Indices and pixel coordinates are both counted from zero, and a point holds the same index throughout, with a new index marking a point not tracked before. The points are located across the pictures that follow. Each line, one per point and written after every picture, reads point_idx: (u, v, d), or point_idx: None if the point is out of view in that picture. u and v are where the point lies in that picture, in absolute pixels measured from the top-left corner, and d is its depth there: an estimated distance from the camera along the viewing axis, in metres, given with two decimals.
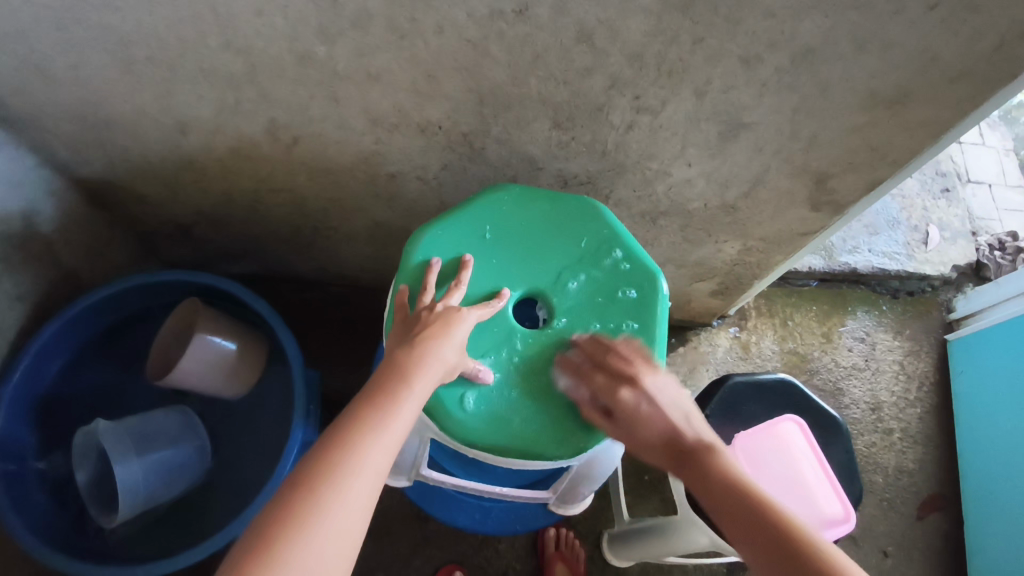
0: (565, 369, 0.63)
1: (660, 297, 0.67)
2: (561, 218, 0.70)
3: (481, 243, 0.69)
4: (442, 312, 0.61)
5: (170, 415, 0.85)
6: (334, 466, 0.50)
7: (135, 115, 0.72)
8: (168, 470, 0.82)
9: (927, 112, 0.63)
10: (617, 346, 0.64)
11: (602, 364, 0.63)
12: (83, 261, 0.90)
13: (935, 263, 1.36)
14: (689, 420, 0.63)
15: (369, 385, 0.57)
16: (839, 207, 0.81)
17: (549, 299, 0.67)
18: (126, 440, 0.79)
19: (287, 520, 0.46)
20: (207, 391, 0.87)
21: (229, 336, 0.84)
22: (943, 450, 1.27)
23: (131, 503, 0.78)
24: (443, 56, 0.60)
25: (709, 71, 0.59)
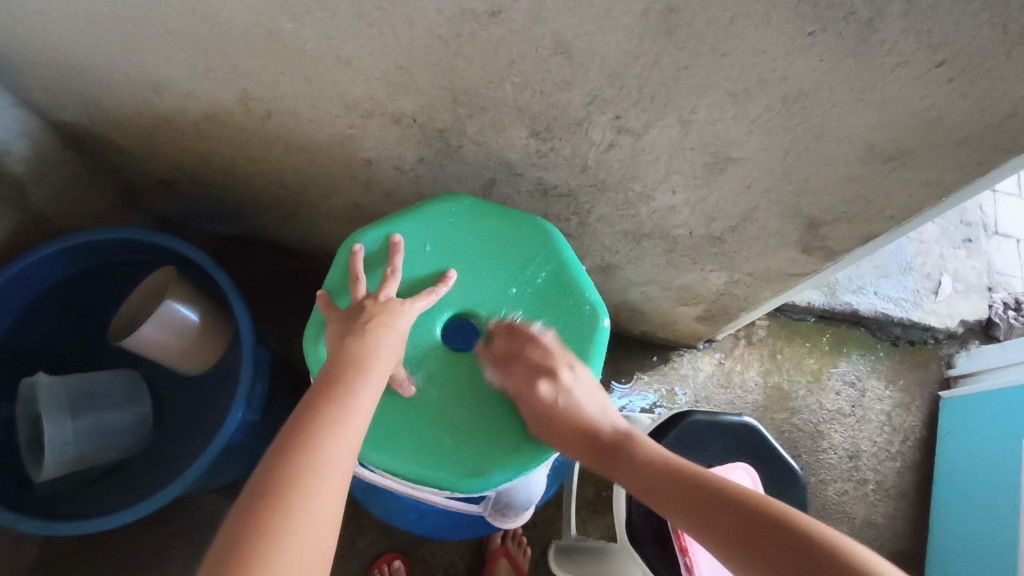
0: (489, 363, 0.66)
1: (599, 332, 0.66)
2: (507, 241, 0.69)
3: (422, 255, 0.68)
4: (380, 307, 0.61)
5: (112, 379, 0.87)
6: (300, 467, 0.47)
7: (106, 68, 0.69)
8: (101, 433, 0.84)
9: (930, 173, 0.57)
10: (537, 338, 0.67)
11: (521, 357, 0.66)
12: (56, 206, 0.89)
13: (941, 316, 1.30)
14: (607, 413, 0.68)
15: (320, 381, 0.54)
16: (832, 253, 0.76)
17: (482, 320, 0.68)
18: (64, 399, 0.81)
19: (261, 533, 0.42)
20: (163, 359, 0.86)
21: (191, 305, 0.83)
22: (917, 508, 1.22)
23: (59, 461, 0.79)
24: (414, 49, 0.56)
25: (695, 101, 0.55)
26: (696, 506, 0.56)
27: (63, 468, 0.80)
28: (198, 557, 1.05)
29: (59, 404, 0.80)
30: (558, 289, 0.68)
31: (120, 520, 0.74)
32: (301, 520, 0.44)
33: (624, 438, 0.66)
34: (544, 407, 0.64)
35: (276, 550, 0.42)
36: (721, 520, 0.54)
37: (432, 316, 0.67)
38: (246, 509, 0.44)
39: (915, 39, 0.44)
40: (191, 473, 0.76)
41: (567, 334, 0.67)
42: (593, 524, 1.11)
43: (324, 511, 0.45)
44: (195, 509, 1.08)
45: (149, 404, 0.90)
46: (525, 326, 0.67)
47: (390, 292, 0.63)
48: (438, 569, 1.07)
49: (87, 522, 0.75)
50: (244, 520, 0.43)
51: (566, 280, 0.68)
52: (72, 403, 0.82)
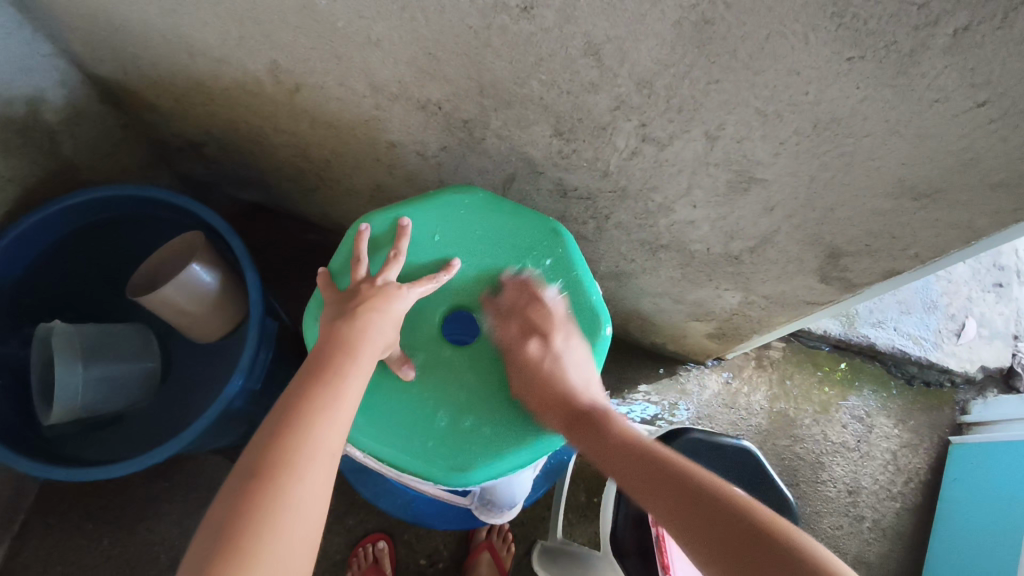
0: (489, 310, 0.69)
1: (600, 341, 0.66)
2: (519, 240, 0.69)
3: (430, 245, 0.68)
4: (380, 290, 0.61)
5: (127, 334, 0.89)
6: (290, 447, 0.47)
7: (143, 26, 0.70)
8: (109, 384, 0.85)
9: (959, 215, 0.56)
10: (541, 298, 0.68)
11: (522, 313, 0.68)
12: (85, 157, 0.90)
13: (961, 358, 1.27)
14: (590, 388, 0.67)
15: (310, 364, 0.54)
16: (851, 285, 0.74)
17: (482, 315, 0.67)
18: (77, 346, 0.83)
19: (254, 509, 0.43)
20: (176, 322, 0.86)
21: (210, 270, 0.83)
22: (913, 552, 1.19)
23: (65, 408, 0.81)
24: (444, 37, 0.56)
25: (722, 116, 0.54)
26: (652, 482, 0.55)
27: (70, 415, 0.82)
28: (188, 515, 1.07)
29: (74, 351, 0.82)
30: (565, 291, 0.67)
31: (118, 471, 0.76)
32: (292, 505, 0.44)
33: (599, 413, 0.65)
34: (530, 363, 0.66)
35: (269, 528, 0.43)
36: (669, 494, 0.53)
37: (435, 306, 0.68)
38: (236, 493, 0.44)
39: (957, 75, 0.42)
40: (188, 434, 0.77)
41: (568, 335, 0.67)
42: (580, 529, 1.10)
43: (313, 493, 0.46)
44: (190, 468, 1.10)
45: (157, 362, 0.91)
46: (535, 283, 0.68)
47: (392, 275, 0.63)
48: (421, 554, 1.08)
49: (87, 471, 0.76)
50: (236, 500, 0.44)
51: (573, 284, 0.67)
52: (85, 351, 0.83)
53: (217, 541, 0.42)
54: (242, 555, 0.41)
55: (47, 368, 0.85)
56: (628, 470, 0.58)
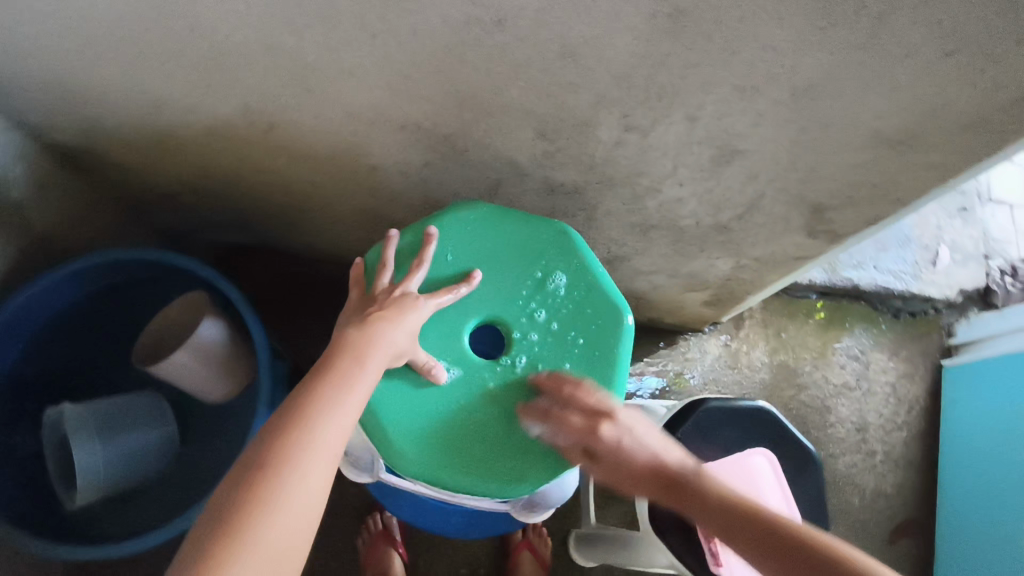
0: (532, 416, 0.64)
1: (624, 330, 0.67)
2: (528, 246, 0.70)
3: (443, 266, 0.69)
4: (397, 301, 0.63)
5: (139, 401, 0.86)
6: (290, 443, 0.51)
7: (104, 89, 0.68)
8: (129, 456, 0.84)
9: (935, 157, 0.58)
10: (586, 386, 0.64)
11: (572, 401, 0.63)
12: (57, 228, 0.88)
13: (941, 286, 1.32)
14: (664, 443, 0.66)
15: (320, 365, 0.57)
16: (837, 236, 0.77)
17: (505, 327, 0.68)
18: (91, 426, 0.80)
19: (251, 499, 0.48)
20: (184, 382, 0.85)
21: (211, 322, 0.82)
22: (925, 476, 1.24)
23: (90, 487, 0.80)
24: (419, 59, 0.56)
25: (702, 97, 0.55)
26: (761, 542, 0.57)
27: (94, 492, 0.81)
28: None
29: (88, 431, 0.80)
30: (582, 290, 0.69)
31: (152, 541, 0.75)
32: (281, 504, 0.48)
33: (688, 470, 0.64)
34: (604, 448, 0.63)
35: (263, 520, 0.47)
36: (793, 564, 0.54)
37: (458, 322, 0.68)
38: (236, 484, 0.49)
39: (924, 29, 0.44)
40: None
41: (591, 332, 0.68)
42: (611, 510, 1.12)
43: (306, 494, 0.49)
44: None
45: (173, 425, 0.88)
46: (569, 378, 0.64)
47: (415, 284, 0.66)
48: (461, 563, 1.09)
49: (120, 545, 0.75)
50: (239, 484, 0.49)
51: (589, 285, 0.69)
52: (99, 429, 0.81)
53: (218, 523, 0.47)
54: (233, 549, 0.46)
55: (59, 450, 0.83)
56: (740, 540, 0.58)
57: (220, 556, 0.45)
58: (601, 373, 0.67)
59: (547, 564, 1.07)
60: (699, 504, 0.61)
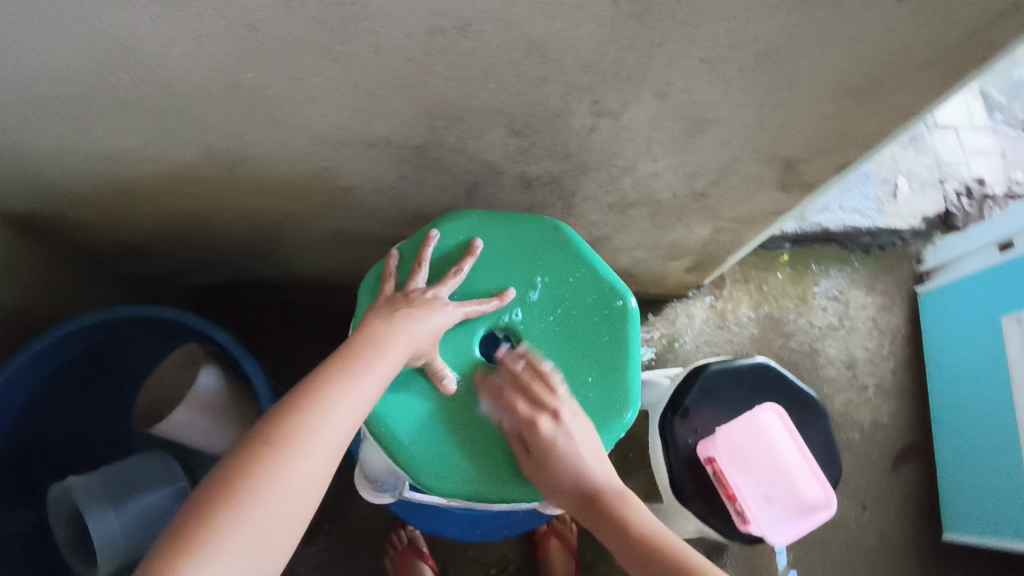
0: (486, 394, 0.66)
1: (631, 312, 0.69)
2: (523, 247, 0.72)
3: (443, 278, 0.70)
4: (424, 302, 0.64)
5: (147, 462, 0.84)
6: (298, 424, 0.51)
7: (57, 150, 0.66)
8: (147, 518, 0.81)
9: (898, 98, 0.60)
10: (545, 374, 0.66)
11: (524, 386, 0.65)
12: (26, 300, 0.85)
13: (904, 217, 1.36)
14: (602, 463, 0.65)
15: (348, 344, 0.58)
16: (810, 187, 0.79)
17: (513, 331, 0.69)
18: (100, 493, 0.79)
19: (254, 470, 0.48)
20: (190, 437, 0.84)
21: (209, 373, 0.83)
22: (916, 400, 1.29)
23: (111, 556, 0.78)
24: (385, 75, 0.55)
25: (670, 74, 0.56)
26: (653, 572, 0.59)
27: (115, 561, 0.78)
28: None
29: (98, 500, 0.78)
30: (584, 282, 0.70)
31: None
32: (282, 469, 0.49)
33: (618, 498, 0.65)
34: (537, 445, 0.63)
35: (258, 492, 0.48)
36: None
37: (468, 331, 0.68)
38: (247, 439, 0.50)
39: None
40: None
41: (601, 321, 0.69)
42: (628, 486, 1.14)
43: (311, 464, 0.50)
44: None
45: (185, 480, 0.85)
46: (534, 359, 0.67)
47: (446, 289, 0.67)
48: (490, 562, 1.10)
49: None
50: (244, 452, 0.49)
51: (591, 278, 0.71)
52: (110, 495, 0.79)
53: (222, 473, 0.49)
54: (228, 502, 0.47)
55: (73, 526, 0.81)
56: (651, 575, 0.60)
57: (218, 506, 0.47)
58: (612, 355, 0.68)
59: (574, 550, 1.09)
60: (618, 530, 0.63)
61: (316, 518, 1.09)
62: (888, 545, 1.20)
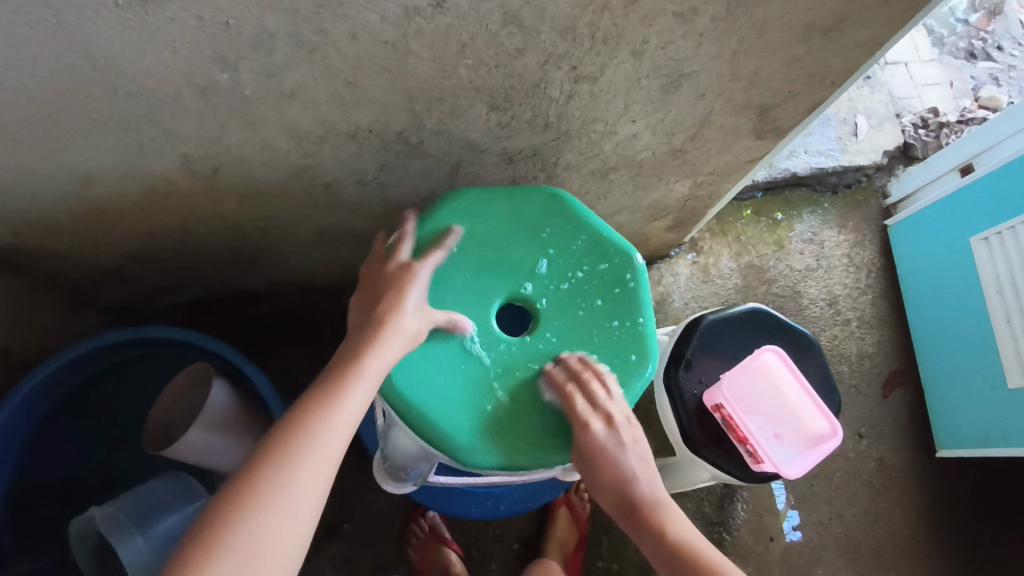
0: (549, 386, 0.66)
1: (639, 270, 0.71)
2: (525, 218, 0.72)
3: (451, 257, 0.70)
4: (404, 280, 0.66)
5: (163, 485, 0.84)
6: (290, 450, 0.53)
7: (26, 178, 0.63)
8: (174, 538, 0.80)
9: (864, 33, 0.62)
10: (604, 379, 0.67)
11: (581, 384, 0.65)
12: (9, 337, 0.82)
13: (866, 153, 1.40)
14: (646, 477, 0.68)
15: (335, 361, 0.61)
16: (783, 131, 0.81)
17: (527, 301, 0.70)
18: (124, 518, 0.77)
19: (251, 496, 0.50)
20: (203, 453, 0.83)
21: (219, 389, 0.82)
22: (897, 328, 1.34)
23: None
24: (362, 62, 0.55)
25: (645, 32, 0.57)
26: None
27: None
28: None
29: (123, 524, 0.76)
30: (589, 246, 0.72)
31: None
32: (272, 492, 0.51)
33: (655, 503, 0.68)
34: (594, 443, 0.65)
35: (251, 521, 0.50)
36: None
37: (483, 305, 0.69)
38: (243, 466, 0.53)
39: None
40: None
41: (612, 279, 0.71)
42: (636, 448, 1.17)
43: (304, 483, 0.52)
44: None
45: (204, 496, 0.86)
46: (594, 361, 0.67)
47: (420, 280, 0.67)
48: (512, 538, 1.11)
49: None
50: (240, 481, 0.52)
51: (596, 241, 0.72)
52: (134, 519, 0.78)
53: (221, 500, 0.51)
54: (225, 526, 0.49)
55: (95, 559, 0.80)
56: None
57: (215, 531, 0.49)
58: (627, 312, 0.70)
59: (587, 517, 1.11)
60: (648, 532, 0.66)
61: (334, 519, 1.08)
62: (887, 468, 1.25)
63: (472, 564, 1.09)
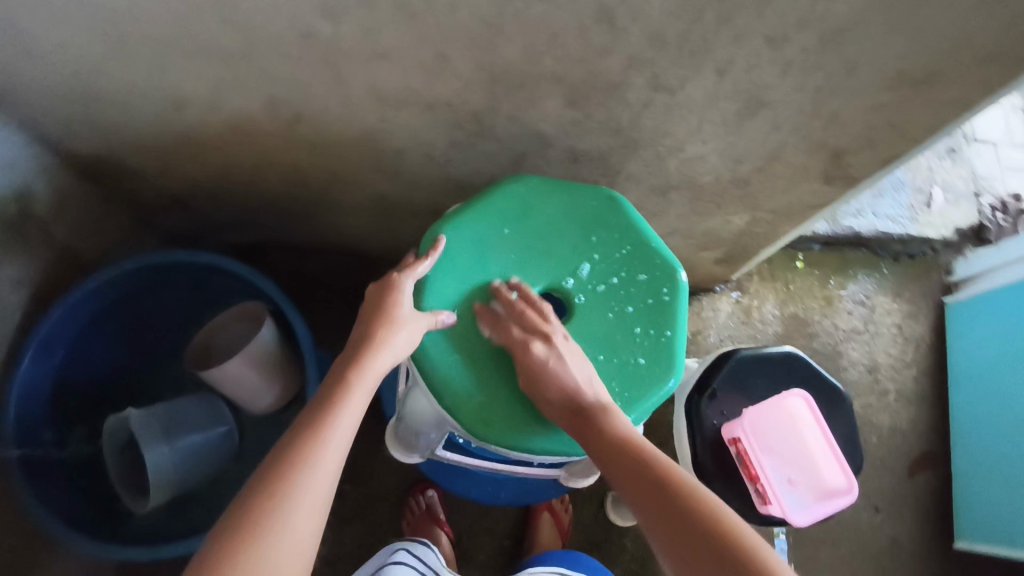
0: (485, 322, 0.68)
1: (681, 287, 0.72)
2: (579, 214, 0.74)
3: (501, 239, 0.72)
4: (394, 288, 0.66)
5: (197, 404, 0.92)
6: (295, 466, 0.52)
7: (128, 93, 0.68)
8: (194, 454, 0.89)
9: (955, 91, 0.61)
10: (539, 305, 0.68)
11: (519, 316, 0.67)
12: (79, 240, 0.88)
13: (937, 226, 1.36)
14: (593, 384, 0.65)
15: (332, 378, 0.61)
16: (854, 181, 0.79)
17: (565, 294, 0.72)
18: (157, 428, 0.86)
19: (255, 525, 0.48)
20: (238, 386, 0.88)
21: (267, 326, 0.85)
22: (936, 410, 1.29)
23: (161, 488, 0.85)
24: (455, 34, 0.57)
25: (733, 51, 0.57)
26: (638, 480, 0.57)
27: (163, 493, 0.85)
28: None
29: (154, 433, 0.86)
30: (636, 254, 0.73)
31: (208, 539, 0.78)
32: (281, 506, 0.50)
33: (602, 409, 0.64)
34: (532, 363, 0.65)
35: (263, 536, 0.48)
36: (654, 490, 0.56)
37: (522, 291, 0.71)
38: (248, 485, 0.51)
39: None
40: None
41: (649, 290, 0.72)
42: None
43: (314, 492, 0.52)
44: None
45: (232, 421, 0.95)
46: (529, 290, 0.69)
47: (408, 292, 0.67)
48: (504, 534, 1.11)
49: (181, 543, 0.79)
50: (238, 513, 0.49)
51: (643, 250, 0.73)
52: (164, 430, 0.87)
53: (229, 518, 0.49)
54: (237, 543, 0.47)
55: (119, 456, 0.89)
56: (641, 488, 0.57)
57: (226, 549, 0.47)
58: (659, 324, 0.70)
59: (567, 529, 1.10)
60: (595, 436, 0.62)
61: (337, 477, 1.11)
62: (898, 548, 1.20)
63: (460, 551, 1.10)
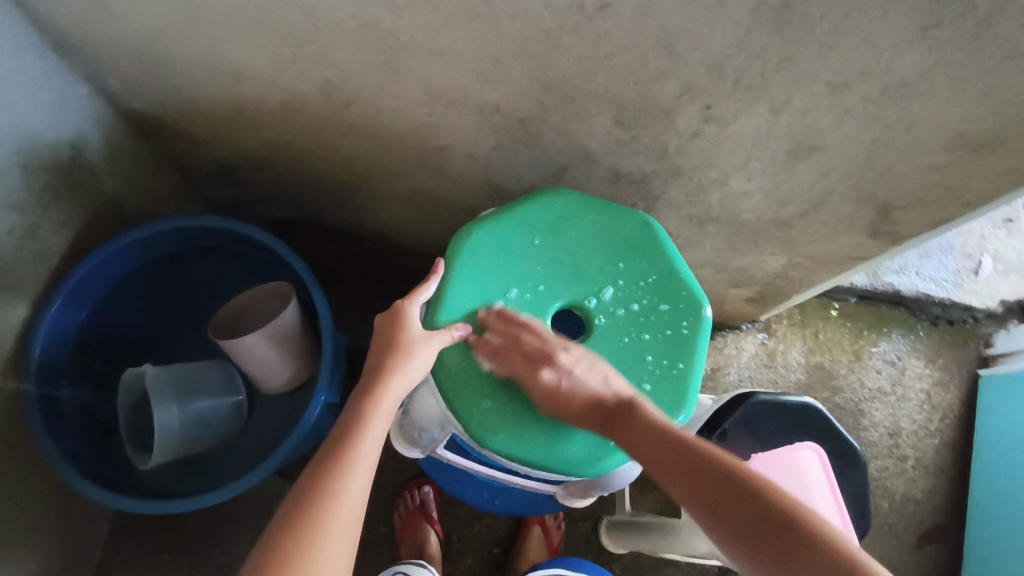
0: (482, 353, 0.66)
1: (703, 320, 0.71)
2: (610, 235, 0.73)
3: (530, 249, 0.72)
4: (404, 312, 0.66)
5: (212, 370, 0.93)
6: (327, 503, 0.52)
7: (191, 60, 0.70)
8: (201, 418, 0.91)
9: (1019, 161, 0.58)
10: (532, 326, 0.68)
11: (514, 338, 0.67)
12: (126, 193, 0.91)
13: (982, 295, 1.31)
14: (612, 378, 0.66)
15: (350, 408, 0.62)
16: (899, 238, 0.77)
17: (586, 313, 0.71)
18: (170, 387, 0.88)
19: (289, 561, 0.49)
20: (255, 358, 0.89)
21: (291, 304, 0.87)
22: (955, 484, 1.24)
23: (164, 446, 0.86)
24: (512, 41, 0.57)
25: (792, 91, 0.56)
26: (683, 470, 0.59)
27: (166, 451, 0.87)
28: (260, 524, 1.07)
29: (167, 392, 0.87)
30: (662, 282, 0.72)
31: (203, 503, 0.80)
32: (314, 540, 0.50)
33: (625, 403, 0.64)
34: (544, 389, 0.65)
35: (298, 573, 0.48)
36: (700, 478, 0.57)
37: (544, 304, 0.71)
38: (279, 522, 0.52)
39: None
40: (259, 472, 0.81)
41: (669, 320, 0.71)
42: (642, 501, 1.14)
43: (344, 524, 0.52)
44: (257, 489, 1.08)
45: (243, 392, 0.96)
46: (514, 312, 0.68)
47: (416, 315, 0.67)
48: (494, 542, 1.11)
49: (174, 504, 0.80)
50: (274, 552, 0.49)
51: (670, 279, 0.72)
52: (177, 391, 0.89)
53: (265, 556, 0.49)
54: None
55: (130, 409, 0.91)
56: (686, 478, 0.58)
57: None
58: (676, 355, 0.69)
59: (557, 548, 1.09)
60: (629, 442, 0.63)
61: None
62: None
63: (448, 551, 1.10)
